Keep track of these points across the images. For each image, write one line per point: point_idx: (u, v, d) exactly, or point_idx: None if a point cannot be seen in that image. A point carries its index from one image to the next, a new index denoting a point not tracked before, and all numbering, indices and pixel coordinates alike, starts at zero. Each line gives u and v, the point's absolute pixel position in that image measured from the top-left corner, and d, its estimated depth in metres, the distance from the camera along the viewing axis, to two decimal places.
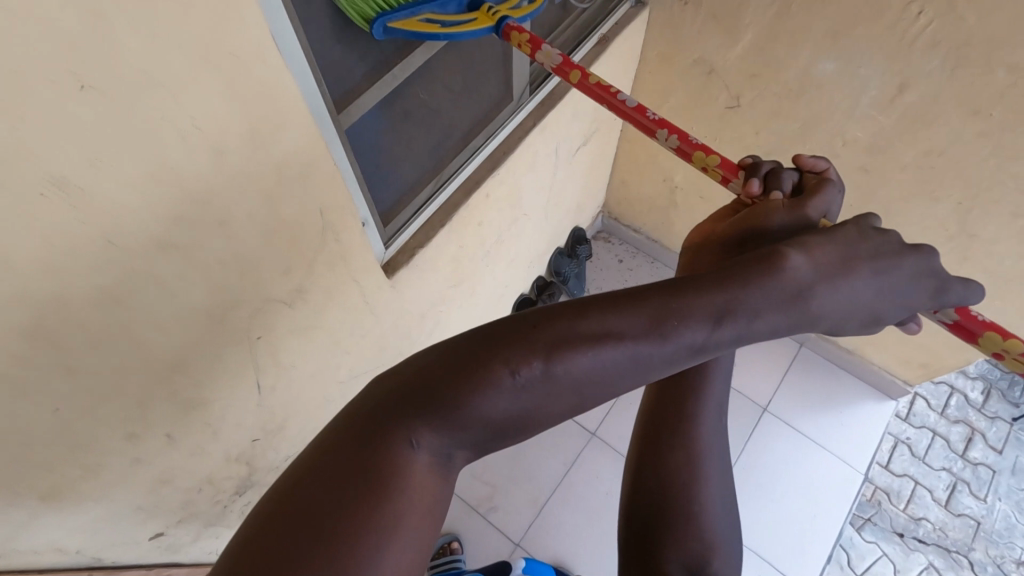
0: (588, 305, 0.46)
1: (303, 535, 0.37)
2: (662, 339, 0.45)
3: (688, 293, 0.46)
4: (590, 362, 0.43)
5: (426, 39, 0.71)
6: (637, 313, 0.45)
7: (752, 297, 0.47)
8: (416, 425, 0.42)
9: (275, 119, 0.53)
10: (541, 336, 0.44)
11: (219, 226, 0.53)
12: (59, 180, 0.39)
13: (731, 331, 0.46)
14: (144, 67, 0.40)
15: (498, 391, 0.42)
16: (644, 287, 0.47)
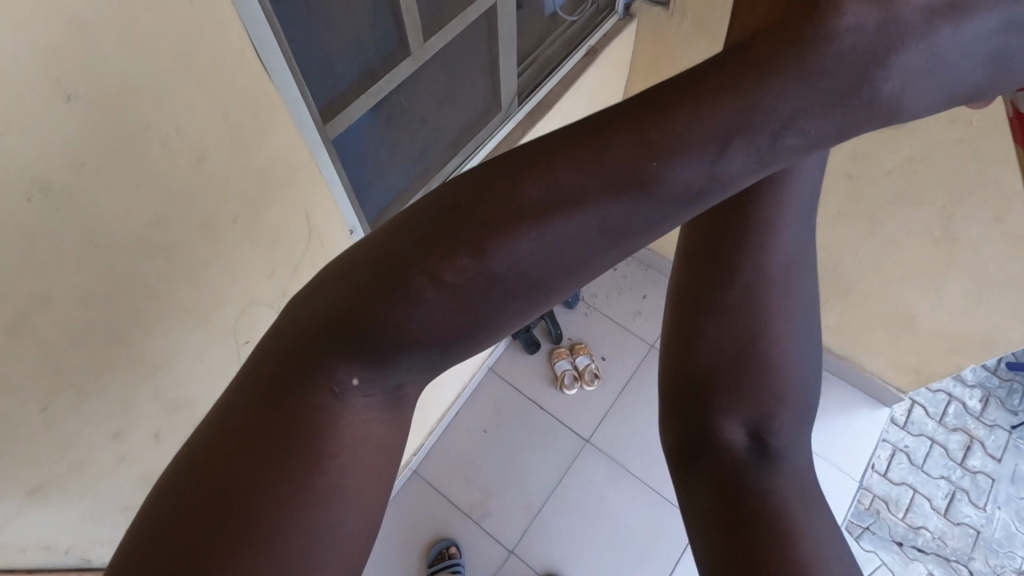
0: (553, 147, 0.33)
1: (211, 518, 0.31)
2: (647, 200, 0.32)
3: (681, 117, 0.31)
4: (546, 245, 0.32)
5: (412, 51, 0.73)
6: (602, 163, 0.32)
7: (784, 114, 0.31)
8: (333, 367, 0.34)
9: (257, 126, 0.55)
10: (473, 220, 0.32)
11: (201, 228, 0.55)
12: (45, 186, 0.41)
13: (739, 163, 0.31)
14: (126, 78, 0.42)
15: (420, 298, 0.32)
16: (624, 119, 0.32)
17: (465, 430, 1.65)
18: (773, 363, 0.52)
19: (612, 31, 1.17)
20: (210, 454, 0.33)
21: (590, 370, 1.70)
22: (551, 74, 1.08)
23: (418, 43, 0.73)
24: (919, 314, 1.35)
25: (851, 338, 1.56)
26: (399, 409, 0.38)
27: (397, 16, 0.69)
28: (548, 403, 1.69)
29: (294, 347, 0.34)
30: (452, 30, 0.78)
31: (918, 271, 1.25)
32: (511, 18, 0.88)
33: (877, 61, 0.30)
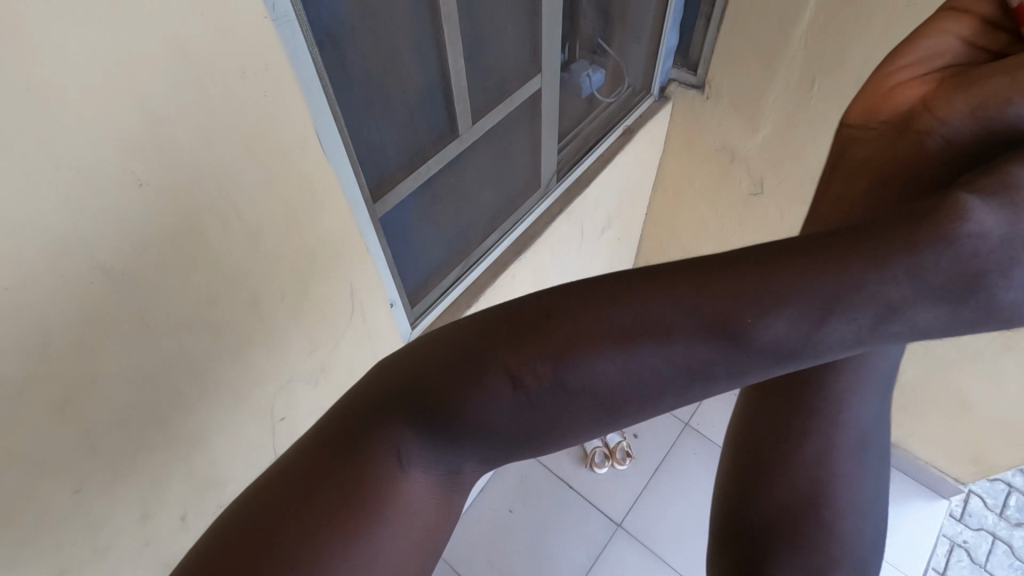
0: (645, 279, 0.35)
1: (267, 557, 0.34)
2: (730, 342, 0.32)
3: (770, 266, 0.33)
4: (624, 368, 0.33)
5: (460, 133, 0.74)
6: (690, 302, 0.33)
7: (884, 276, 0.31)
8: (404, 434, 0.38)
9: (311, 207, 0.56)
10: (559, 331, 0.34)
11: (249, 305, 0.55)
12: (107, 268, 0.41)
13: (844, 330, 0.31)
14: (195, 165, 0.43)
15: (492, 397, 0.35)
16: (706, 265, 0.34)
17: (490, 509, 1.58)
18: (840, 536, 0.50)
19: (648, 113, 1.20)
20: (280, 497, 0.36)
21: (621, 448, 1.64)
22: (588, 152, 1.10)
23: (466, 125, 0.74)
24: (976, 400, 1.27)
25: (900, 423, 1.48)
26: (452, 492, 0.41)
27: (449, 101, 0.70)
28: (578, 482, 1.61)
29: (368, 412, 0.38)
30: (500, 112, 0.79)
31: (972, 354, 1.20)
32: (555, 100, 0.89)
33: (977, 260, 0.30)
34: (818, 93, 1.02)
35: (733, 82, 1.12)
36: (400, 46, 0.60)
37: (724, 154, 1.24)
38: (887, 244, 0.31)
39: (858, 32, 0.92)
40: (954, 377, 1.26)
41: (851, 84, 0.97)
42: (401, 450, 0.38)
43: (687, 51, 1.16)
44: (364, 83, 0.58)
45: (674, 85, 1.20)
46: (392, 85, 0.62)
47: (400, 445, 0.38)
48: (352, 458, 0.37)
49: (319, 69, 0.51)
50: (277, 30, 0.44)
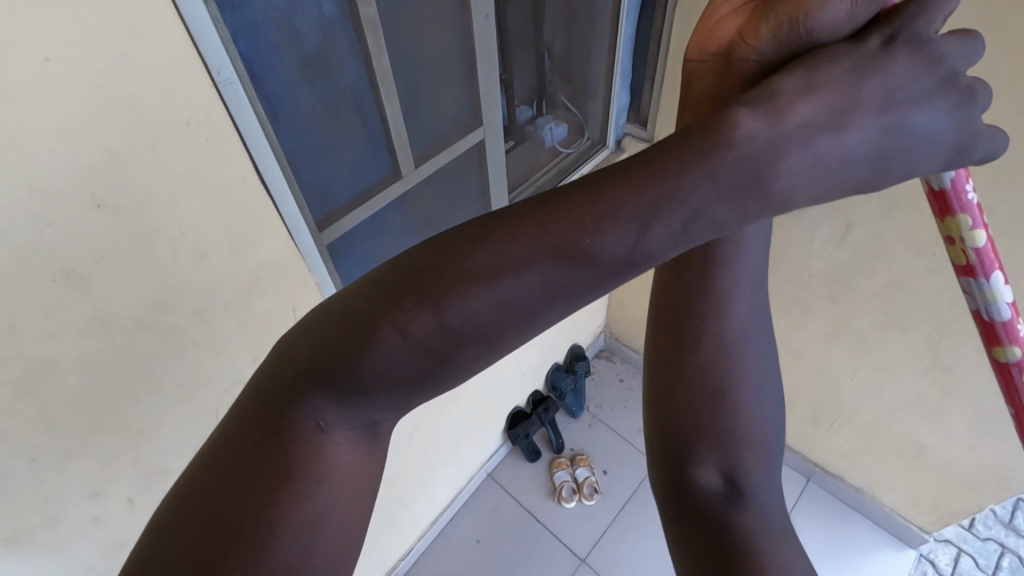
0: (488, 226, 0.39)
1: (219, 534, 0.39)
2: (575, 266, 0.37)
3: (592, 205, 0.37)
4: (496, 303, 0.37)
5: (403, 174, 0.85)
6: (539, 236, 0.37)
7: (694, 197, 0.36)
8: (312, 404, 0.41)
9: (254, 233, 0.66)
10: (432, 285, 0.38)
11: (195, 313, 0.65)
12: (68, 270, 0.52)
13: (672, 230, 0.36)
14: (147, 193, 0.54)
15: (386, 348, 0.38)
16: (543, 202, 0.39)
17: (458, 538, 1.61)
18: (737, 418, 0.60)
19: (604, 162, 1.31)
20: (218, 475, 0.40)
21: (589, 483, 1.67)
22: None
23: (410, 168, 0.86)
24: (926, 446, 1.29)
25: (862, 467, 1.50)
26: (375, 437, 0.45)
27: (390, 148, 0.81)
28: (545, 515, 1.64)
29: (283, 384, 0.41)
30: (443, 157, 0.90)
31: (917, 398, 1.23)
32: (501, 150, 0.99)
33: (755, 163, 0.36)
34: None
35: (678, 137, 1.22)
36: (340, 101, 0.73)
37: None
38: (659, 170, 0.37)
39: None
40: (903, 420, 1.29)
41: None
42: (316, 414, 0.41)
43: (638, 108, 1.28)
44: (305, 130, 0.70)
45: (628, 138, 1.31)
46: (334, 133, 0.74)
47: (322, 408, 0.41)
48: (278, 428, 0.41)
49: (262, 121, 0.62)
50: (221, 93, 0.56)
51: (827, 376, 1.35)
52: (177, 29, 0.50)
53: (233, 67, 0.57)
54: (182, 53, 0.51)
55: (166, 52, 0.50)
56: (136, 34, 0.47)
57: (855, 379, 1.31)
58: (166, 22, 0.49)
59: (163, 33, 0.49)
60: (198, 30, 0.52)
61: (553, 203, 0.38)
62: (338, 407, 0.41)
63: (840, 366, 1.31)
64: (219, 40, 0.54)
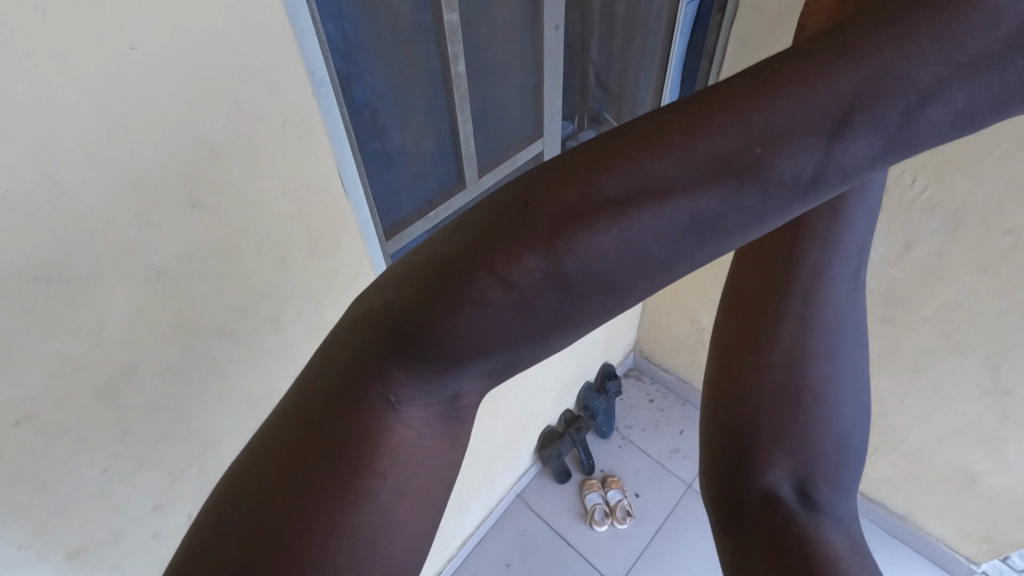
0: (609, 151, 0.31)
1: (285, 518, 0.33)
2: (727, 191, 0.30)
3: (734, 111, 0.30)
4: (626, 238, 0.30)
5: (467, 183, 0.82)
6: (679, 157, 0.30)
7: (888, 94, 0.28)
8: (389, 374, 0.34)
9: (333, 239, 0.65)
10: (543, 219, 0.30)
11: (270, 319, 0.63)
12: (160, 270, 0.50)
13: (860, 151, 0.29)
14: (242, 193, 0.53)
15: (488, 299, 0.31)
16: (676, 117, 0.31)
17: (488, 561, 1.56)
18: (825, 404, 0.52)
19: None
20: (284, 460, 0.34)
21: (622, 506, 1.63)
22: None
23: (474, 178, 0.83)
24: (979, 472, 1.26)
25: (906, 494, 1.46)
26: (455, 415, 0.38)
27: (457, 156, 0.80)
28: (577, 539, 1.59)
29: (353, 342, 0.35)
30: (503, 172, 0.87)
31: (971, 423, 1.20)
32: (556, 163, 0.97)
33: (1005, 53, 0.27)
34: None
35: None
36: (414, 107, 0.72)
37: None
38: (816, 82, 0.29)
39: None
40: (954, 446, 1.26)
41: None
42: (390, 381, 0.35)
43: None
44: (379, 135, 0.69)
45: None
46: (407, 139, 0.73)
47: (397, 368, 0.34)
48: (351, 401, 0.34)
49: (347, 124, 0.61)
50: (317, 94, 0.55)
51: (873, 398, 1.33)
52: (287, 29, 0.49)
53: (328, 68, 0.56)
54: (288, 52, 0.50)
55: (275, 51, 0.49)
56: (250, 32, 0.46)
57: (903, 403, 1.28)
58: (278, 21, 0.48)
59: (275, 33, 0.48)
60: (303, 30, 0.51)
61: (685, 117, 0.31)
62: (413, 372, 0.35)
63: (887, 389, 1.29)
64: (318, 39, 0.53)
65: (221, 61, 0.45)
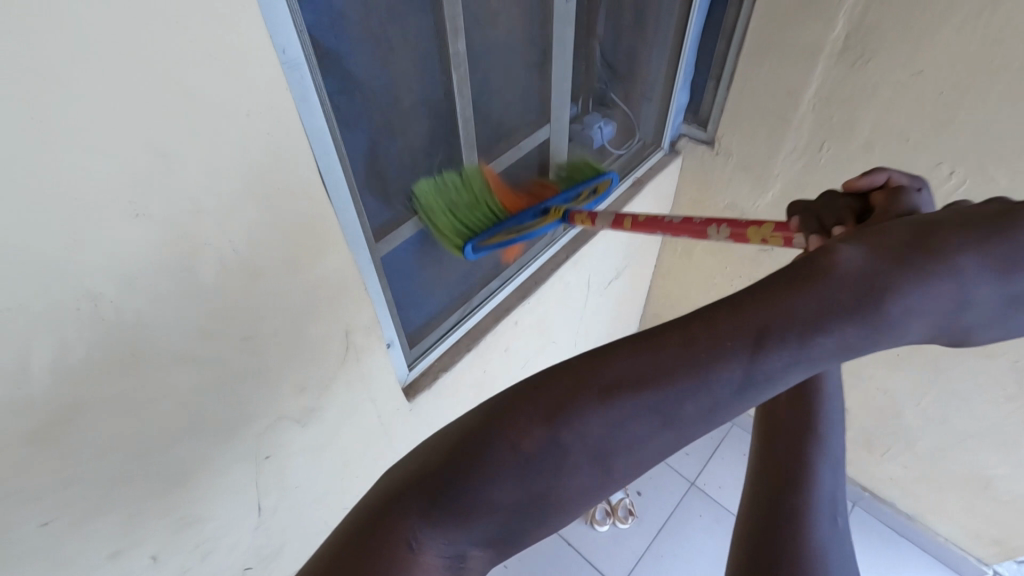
0: (687, 326, 0.36)
1: None
2: (706, 386, 0.35)
3: (725, 331, 0.35)
4: (614, 419, 0.34)
5: (467, 177, 0.74)
6: (655, 361, 0.35)
7: (812, 321, 0.35)
8: (413, 522, 0.33)
9: (314, 248, 0.56)
10: (547, 404, 0.35)
11: (241, 340, 0.54)
12: (97, 296, 0.41)
13: (822, 350, 0.35)
14: (198, 200, 0.43)
15: (507, 457, 0.34)
16: (662, 339, 0.36)
17: None
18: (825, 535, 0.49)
19: (659, 166, 1.22)
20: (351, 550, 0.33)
21: (623, 505, 1.57)
22: (598, 202, 1.12)
23: (474, 170, 0.75)
24: (996, 477, 1.21)
25: (915, 495, 1.41)
26: None
27: (458, 148, 0.71)
28: (576, 539, 1.54)
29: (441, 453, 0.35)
30: (507, 160, 0.79)
31: (991, 427, 1.14)
32: (562, 150, 0.90)
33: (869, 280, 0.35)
34: (827, 152, 1.03)
35: (745, 141, 1.13)
36: (405, 91, 0.63)
37: (733, 211, 1.24)
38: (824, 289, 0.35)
39: (866, 97, 0.93)
40: (972, 450, 1.21)
41: (860, 147, 0.98)
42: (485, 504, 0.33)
43: (698, 108, 1.18)
44: (366, 126, 0.59)
45: (685, 140, 1.22)
46: (399, 129, 0.64)
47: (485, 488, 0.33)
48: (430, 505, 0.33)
49: (327, 113, 0.52)
50: (287, 78, 0.46)
51: (886, 398, 1.27)
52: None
53: (302, 47, 0.46)
54: (253, 28, 0.40)
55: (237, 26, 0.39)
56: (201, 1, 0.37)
57: (920, 404, 1.23)
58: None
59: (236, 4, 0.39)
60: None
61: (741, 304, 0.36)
62: (499, 491, 0.33)
63: (903, 390, 1.23)
64: (290, 11, 0.44)
65: (166, 39, 0.36)
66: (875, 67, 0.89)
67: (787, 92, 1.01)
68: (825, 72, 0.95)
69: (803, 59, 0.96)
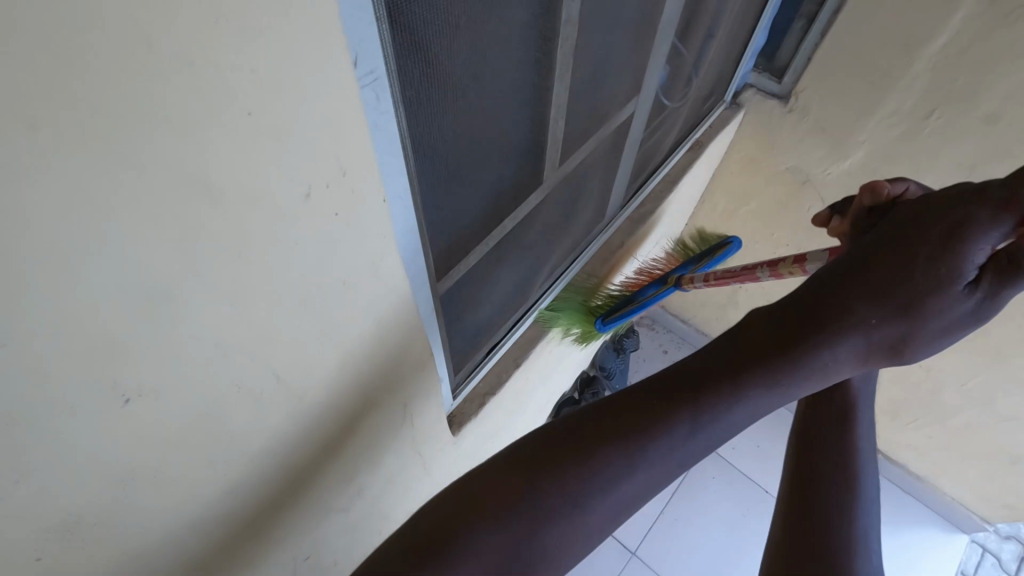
0: (696, 382, 0.41)
1: (402, 557, 0.34)
2: (708, 431, 0.40)
3: (759, 369, 0.41)
4: (626, 497, 0.39)
5: (545, 179, 0.56)
6: (681, 416, 0.40)
7: (849, 332, 0.41)
8: (478, 533, 0.35)
9: (379, 331, 0.38)
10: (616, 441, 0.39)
11: (282, 469, 0.38)
12: (71, 520, 0.25)
13: (844, 352, 0.41)
14: (223, 342, 0.26)
15: (547, 494, 0.37)
16: (674, 386, 0.41)
17: None
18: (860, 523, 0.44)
19: (718, 123, 1.04)
20: (521, 468, 0.38)
21: None
22: (656, 170, 0.96)
23: (553, 167, 0.56)
24: None
25: (931, 459, 1.42)
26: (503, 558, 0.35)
27: (543, 145, 0.51)
28: None
29: (658, 384, 0.42)
30: (589, 148, 0.60)
31: None
32: (641, 126, 0.71)
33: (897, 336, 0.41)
34: (935, 122, 0.85)
35: (833, 98, 0.94)
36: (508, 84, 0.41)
37: (797, 175, 1.07)
38: (759, 323, 0.43)
39: (1004, 63, 0.75)
40: (1011, 430, 1.19)
41: (979, 119, 0.81)
42: (615, 479, 0.38)
43: (774, 55, 0.99)
44: (449, 139, 0.39)
45: (751, 92, 1.03)
46: (491, 139, 0.44)
47: (681, 426, 0.40)
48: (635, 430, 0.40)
49: (403, 138, 0.33)
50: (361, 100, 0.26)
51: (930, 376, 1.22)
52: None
53: (382, 43, 0.27)
54: (303, 40, 0.20)
55: (275, 44, 0.20)
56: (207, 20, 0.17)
57: (966, 384, 1.18)
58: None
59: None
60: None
61: (844, 280, 0.42)
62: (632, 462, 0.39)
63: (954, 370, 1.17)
64: None
65: (119, 101, 0.16)
66: None
67: (905, 42, 0.81)
68: (962, 24, 0.75)
69: (938, 4, 0.75)
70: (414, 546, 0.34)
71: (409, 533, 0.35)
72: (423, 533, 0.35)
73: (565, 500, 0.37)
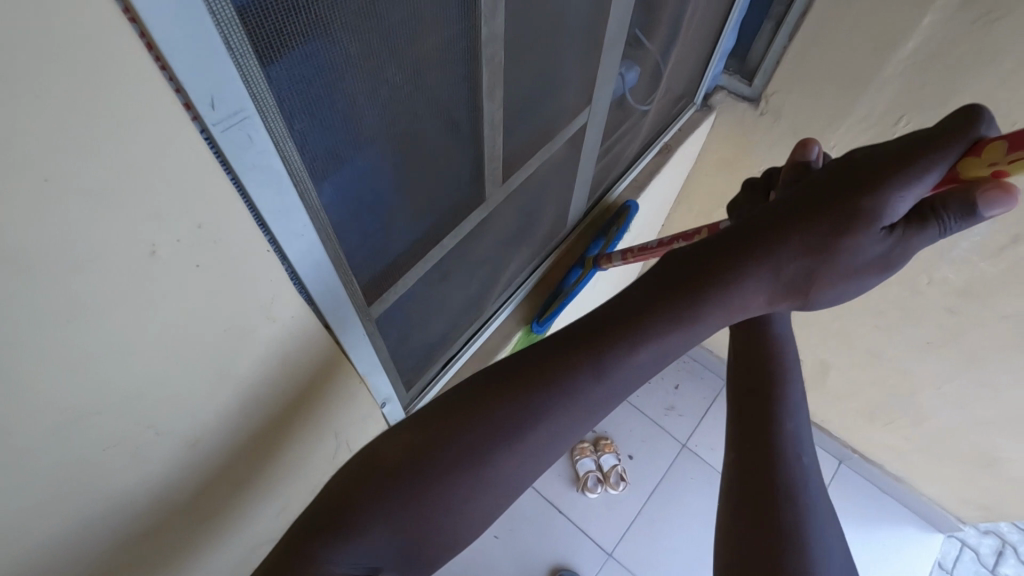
0: (624, 323, 0.42)
1: (326, 515, 0.36)
2: (629, 373, 0.41)
3: (683, 314, 0.42)
4: (550, 445, 0.41)
5: (486, 196, 0.54)
6: (617, 365, 0.41)
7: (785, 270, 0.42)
8: (414, 484, 0.37)
9: (287, 369, 0.37)
10: (542, 387, 0.40)
11: (189, 511, 0.36)
12: None
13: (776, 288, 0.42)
14: (80, 404, 0.25)
15: (472, 442, 0.39)
16: (601, 333, 0.41)
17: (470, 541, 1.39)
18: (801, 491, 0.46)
19: (689, 126, 1.02)
20: (444, 414, 0.39)
21: (616, 471, 1.45)
22: (623, 175, 0.95)
23: (496, 183, 0.54)
24: (1002, 459, 1.21)
25: (908, 461, 1.42)
26: (446, 501, 0.38)
27: (480, 164, 0.50)
28: (567, 508, 1.43)
29: (579, 337, 0.41)
30: (536, 162, 0.59)
31: (1013, 417, 1.11)
32: (596, 135, 0.70)
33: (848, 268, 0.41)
34: (905, 127, 0.84)
35: (804, 101, 0.92)
36: (430, 109, 0.39)
37: None
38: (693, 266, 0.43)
39: (973, 69, 0.73)
40: (985, 434, 1.18)
41: None
42: (541, 436, 0.40)
43: (745, 56, 0.97)
44: (360, 169, 0.37)
45: (723, 94, 1.02)
46: (415, 164, 0.42)
47: (602, 373, 0.41)
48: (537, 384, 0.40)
49: (295, 173, 0.31)
50: (215, 143, 0.24)
51: (905, 379, 1.21)
52: (118, 29, 0.17)
53: (247, 81, 0.25)
54: (124, 100, 0.19)
55: (84, 106, 0.18)
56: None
57: (940, 388, 1.17)
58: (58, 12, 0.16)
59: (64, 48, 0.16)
60: (152, 9, 0.19)
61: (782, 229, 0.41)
62: (568, 412, 0.40)
63: (928, 374, 1.16)
64: (217, 28, 0.22)
65: None
66: (1004, 29, 0.68)
67: (875, 46, 0.79)
68: (929, 29, 0.73)
69: (905, 8, 0.73)
70: (359, 492, 0.37)
71: (359, 477, 0.37)
72: (359, 482, 0.37)
73: (496, 445, 0.39)
